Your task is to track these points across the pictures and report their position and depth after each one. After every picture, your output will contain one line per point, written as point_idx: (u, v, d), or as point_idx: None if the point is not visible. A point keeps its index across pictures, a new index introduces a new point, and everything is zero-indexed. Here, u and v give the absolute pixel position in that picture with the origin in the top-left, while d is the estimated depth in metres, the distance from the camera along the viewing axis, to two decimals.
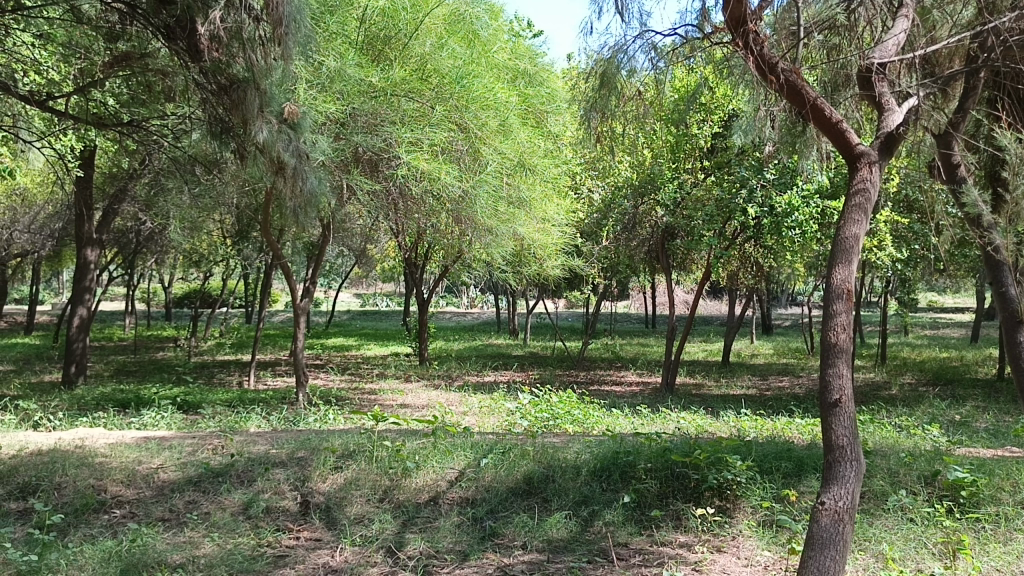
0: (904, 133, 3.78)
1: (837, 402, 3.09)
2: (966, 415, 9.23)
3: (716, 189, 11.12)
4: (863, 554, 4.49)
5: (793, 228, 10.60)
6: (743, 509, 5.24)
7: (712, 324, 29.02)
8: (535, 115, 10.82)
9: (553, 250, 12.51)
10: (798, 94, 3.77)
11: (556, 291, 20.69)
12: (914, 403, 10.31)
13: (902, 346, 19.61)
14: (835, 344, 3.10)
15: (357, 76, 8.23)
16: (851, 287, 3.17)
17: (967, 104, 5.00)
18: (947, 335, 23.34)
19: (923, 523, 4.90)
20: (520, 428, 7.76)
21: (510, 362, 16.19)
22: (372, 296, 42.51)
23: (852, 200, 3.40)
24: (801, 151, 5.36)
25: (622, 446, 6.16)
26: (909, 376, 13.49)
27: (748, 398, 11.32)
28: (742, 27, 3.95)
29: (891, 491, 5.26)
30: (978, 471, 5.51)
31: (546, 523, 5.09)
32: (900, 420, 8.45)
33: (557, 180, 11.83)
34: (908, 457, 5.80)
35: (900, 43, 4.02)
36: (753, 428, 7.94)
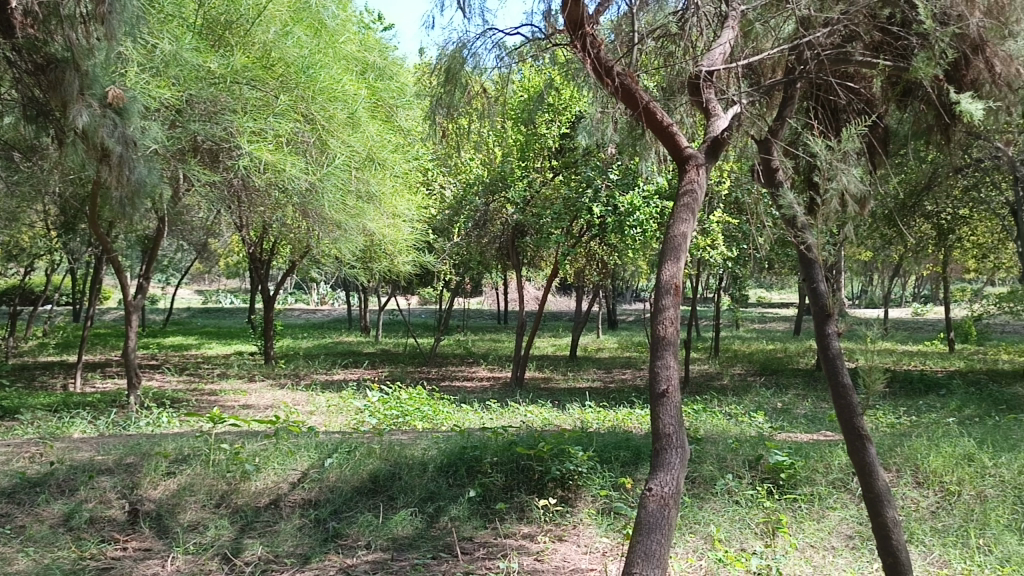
0: (728, 139, 4.01)
1: (665, 392, 3.20)
2: (787, 402, 9.95)
3: (564, 187, 11.43)
4: (693, 537, 4.77)
5: (634, 228, 10.97)
6: (584, 498, 5.41)
7: (561, 320, 29.76)
8: (384, 109, 10.69)
9: (404, 246, 12.39)
10: (632, 98, 3.90)
11: (408, 288, 20.52)
12: (744, 393, 10.97)
13: (734, 339, 20.85)
14: (664, 336, 3.23)
15: (194, 61, 7.80)
16: (679, 282, 3.32)
17: (786, 112, 4.65)
18: (772, 330, 25.06)
19: (747, 505, 5.23)
20: (367, 426, 7.64)
21: (360, 360, 15.93)
22: (216, 293, 40.57)
23: (681, 200, 3.57)
24: (641, 153, 5.57)
25: (469, 441, 6.20)
26: (739, 368, 14.35)
27: (593, 391, 11.67)
28: (580, 30, 4.03)
29: (718, 476, 5.58)
30: (796, 455, 5.90)
31: (390, 522, 5.04)
32: (730, 408, 8.94)
33: (407, 174, 11.72)
34: (735, 443, 6.18)
35: (726, 52, 4.27)
36: (596, 419, 8.17)
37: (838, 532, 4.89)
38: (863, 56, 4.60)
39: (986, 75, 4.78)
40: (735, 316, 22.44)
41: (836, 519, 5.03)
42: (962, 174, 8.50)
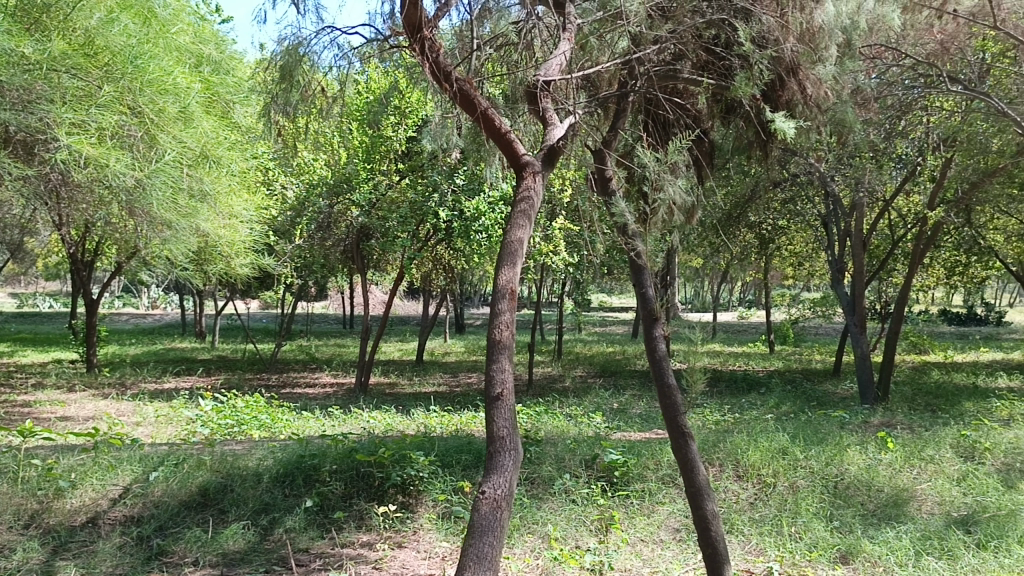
0: (563, 148, 4.13)
1: (499, 395, 3.17)
2: (624, 402, 10.35)
3: (410, 191, 11.37)
4: (531, 537, 4.87)
5: (480, 232, 11.20)
6: (424, 504, 5.39)
7: (407, 324, 29.58)
8: (220, 104, 10.23)
9: (242, 248, 11.91)
10: (471, 104, 3.92)
11: (247, 292, 19.75)
12: (584, 394, 11.31)
13: (575, 342, 21.49)
14: (500, 340, 3.24)
15: (4, 44, 7.15)
16: (514, 287, 3.37)
17: (619, 123, 4.83)
18: (611, 333, 26.04)
19: (583, 503, 5.39)
20: (198, 436, 7.27)
21: (195, 367, 15.16)
22: (31, 296, 37.41)
23: (517, 206, 3.63)
24: (485, 159, 5.62)
25: (307, 449, 6.03)
26: (580, 370, 14.80)
27: (438, 395, 11.67)
28: (418, 33, 3.98)
29: (556, 476, 5.73)
30: (629, 453, 6.16)
31: (221, 536, 4.81)
32: (570, 410, 9.18)
33: (244, 173, 11.27)
34: (572, 443, 6.37)
35: (562, 63, 4.37)
36: (439, 423, 8.18)
37: (667, 525, 5.12)
38: (690, 74, 4.92)
39: (799, 96, 5.11)
40: (577, 320, 23.14)
41: (665, 513, 5.27)
42: (781, 188, 9.14)
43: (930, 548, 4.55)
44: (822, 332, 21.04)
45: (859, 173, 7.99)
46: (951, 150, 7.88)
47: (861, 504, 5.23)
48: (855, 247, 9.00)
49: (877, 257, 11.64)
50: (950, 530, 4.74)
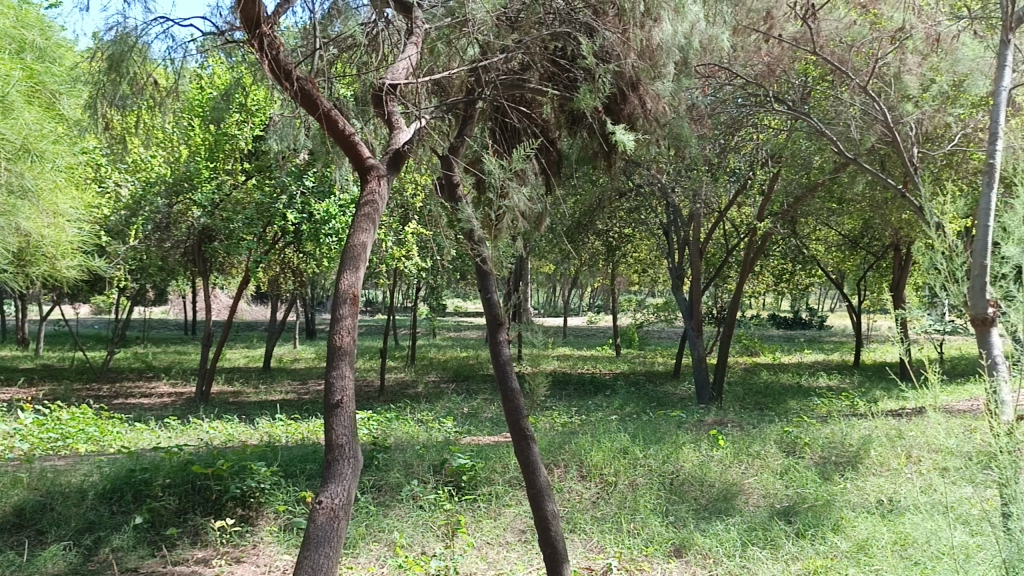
0: (410, 152, 4.12)
1: (339, 402, 3.08)
2: (475, 406, 10.42)
3: (257, 192, 10.95)
4: (376, 546, 4.81)
5: (330, 235, 11.08)
6: (265, 516, 5.21)
7: (256, 330, 28.59)
8: (45, 94, 9.51)
9: (70, 248, 11.12)
10: (313, 104, 3.81)
11: (77, 296, 18.46)
12: (436, 399, 11.31)
13: (430, 347, 21.45)
14: (341, 346, 3.14)
15: None
16: (357, 292, 3.29)
17: (466, 129, 4.79)
18: (465, 337, 26.21)
19: (430, 509, 5.37)
20: (14, 452, 6.72)
21: (15, 376, 14.01)
22: None
23: (362, 209, 3.57)
24: (333, 161, 5.51)
25: (138, 463, 5.70)
26: (433, 375, 14.78)
27: (286, 403, 11.33)
28: (257, 29, 3.76)
29: (404, 482, 5.70)
30: (477, 457, 6.22)
31: (38, 559, 4.44)
32: (421, 415, 9.14)
33: (73, 168, 10.53)
34: (421, 449, 6.36)
35: (408, 67, 4.36)
36: (284, 432, 7.94)
37: (513, 527, 5.18)
38: (536, 83, 5.03)
39: (638, 110, 5.35)
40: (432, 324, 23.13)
41: (511, 515, 5.32)
42: (626, 198, 9.49)
43: (756, 539, 4.84)
44: (665, 335, 22.00)
45: (697, 185, 8.42)
46: (777, 166, 8.45)
47: (695, 499, 5.50)
48: (694, 255, 9.47)
49: (714, 264, 12.32)
50: (773, 521, 5.06)
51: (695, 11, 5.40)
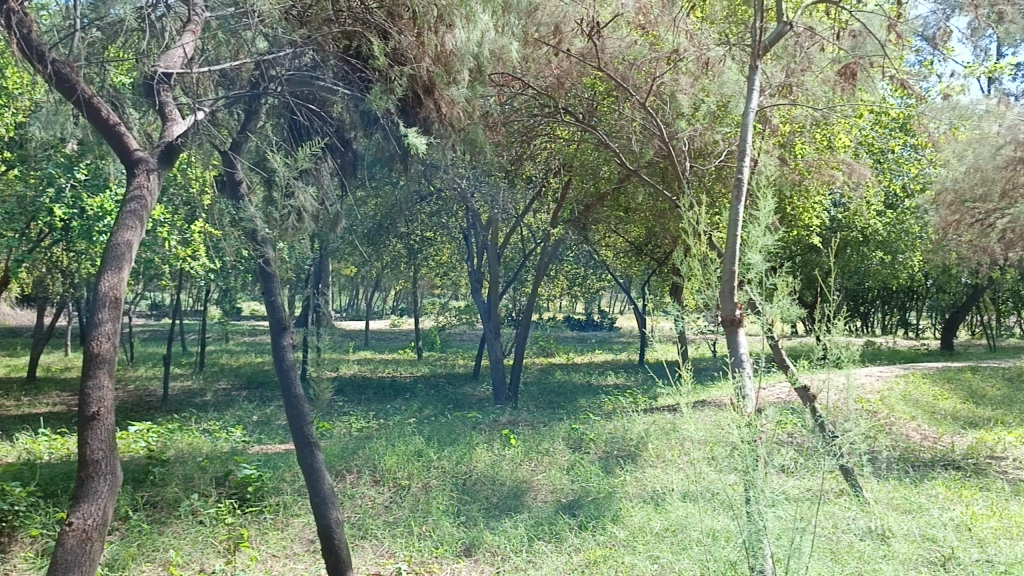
0: (185, 147, 3.90)
1: (95, 414, 2.88)
2: (267, 413, 10.03)
3: (18, 183, 9.88)
4: (149, 566, 4.49)
5: (103, 232, 10.27)
6: (19, 540, 4.74)
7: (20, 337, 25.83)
8: None
9: None
10: (70, 89, 3.49)
11: None
12: (225, 407, 10.76)
13: (222, 352, 20.40)
14: (98, 354, 2.91)
15: None
16: (118, 295, 3.04)
17: (249, 127, 4.63)
18: (260, 342, 25.15)
19: (211, 523, 5.10)
20: None
21: None
22: None
23: (127, 206, 3.32)
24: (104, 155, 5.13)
25: None
26: (223, 382, 14.06)
27: (52, 416, 10.34)
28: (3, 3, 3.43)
29: (183, 497, 5.40)
30: (264, 467, 6.01)
31: None
32: (207, 424, 8.65)
33: None
34: (204, 460, 6.05)
35: (184, 56, 4.12)
36: (45, 448, 7.24)
37: (301, 538, 5.00)
38: (326, 82, 4.90)
39: (434, 115, 5.48)
40: (224, 329, 22.03)
41: (299, 526, 5.15)
42: (424, 202, 9.48)
43: (541, 533, 5.00)
44: (466, 338, 22.28)
45: (494, 190, 8.63)
46: (568, 175, 8.80)
47: (486, 498, 5.60)
48: (492, 259, 9.69)
49: (512, 268, 12.66)
50: (557, 515, 5.26)
51: (485, 21, 5.58)
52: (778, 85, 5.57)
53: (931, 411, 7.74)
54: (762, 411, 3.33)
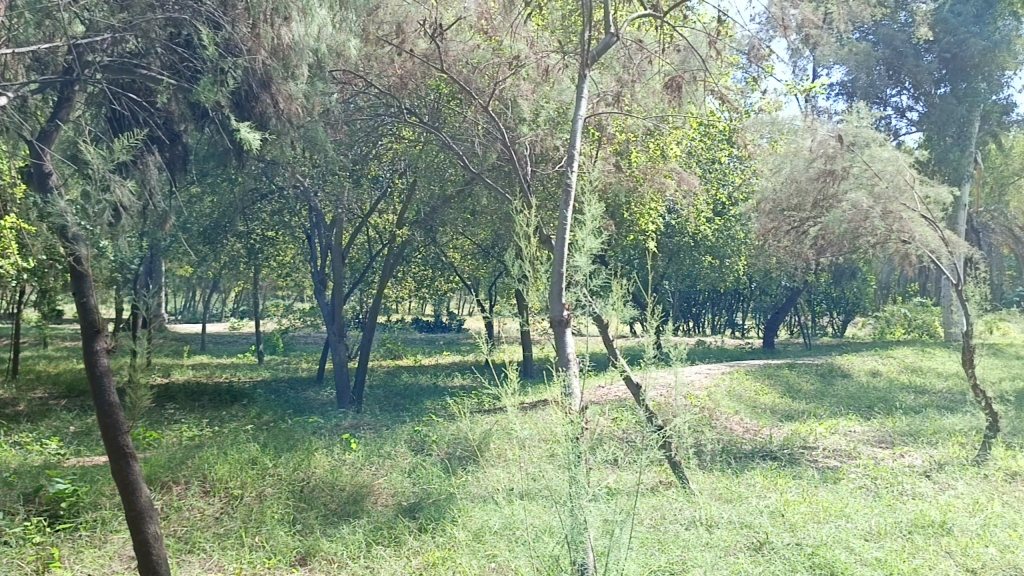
0: None
1: None
2: (88, 424, 9.36)
3: None
4: None
5: None
6: None
7: None
8: None
9: None
10: None
11: None
12: (41, 418, 9.95)
13: (40, 359, 18.86)
14: None
15: None
16: None
17: (61, 114, 4.26)
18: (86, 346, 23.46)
19: (17, 544, 4.69)
20: None
21: None
22: None
23: None
24: None
25: None
26: (41, 390, 13.00)
27: None
28: None
29: None
30: (81, 481, 5.61)
31: None
32: (17, 437, 7.96)
33: None
34: (11, 476, 5.58)
35: None
36: None
37: (120, 555, 4.68)
38: (148, 70, 4.63)
39: (271, 109, 5.33)
40: (42, 333, 20.39)
41: (118, 542, 4.82)
42: (264, 200, 9.15)
43: (380, 538, 4.92)
44: (310, 341, 21.65)
45: (338, 190, 8.47)
46: (415, 176, 8.86)
47: (324, 505, 5.45)
48: (336, 260, 9.50)
49: (358, 269, 12.46)
50: (397, 518, 5.20)
51: (322, 17, 5.48)
52: (613, 95, 5.79)
53: (753, 405, 8.26)
54: (587, 409, 3.45)
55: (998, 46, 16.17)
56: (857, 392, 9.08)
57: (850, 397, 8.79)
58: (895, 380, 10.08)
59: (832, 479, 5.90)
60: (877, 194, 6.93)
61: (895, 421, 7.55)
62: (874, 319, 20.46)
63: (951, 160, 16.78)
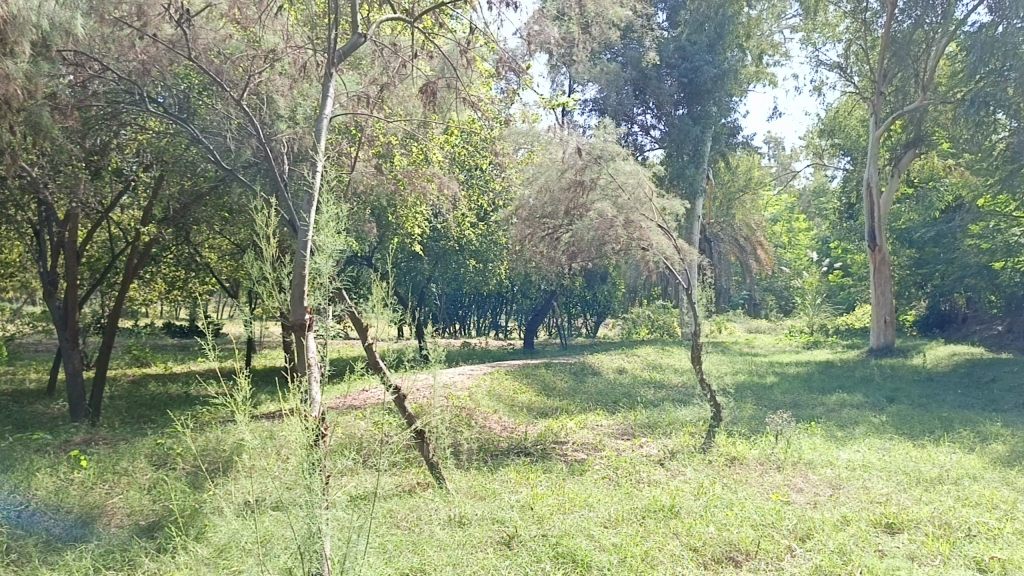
0: None
1: None
2: None
3: None
4: None
5: None
6: None
7: None
8: None
9: None
10: None
11: None
12: None
13: None
14: None
15: None
16: None
17: None
18: None
19: None
20: None
21: None
22: None
23: None
24: None
25: None
26: None
27: None
28: None
29: None
30: None
31: None
32: None
33: None
34: None
35: None
36: None
37: None
38: None
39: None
40: None
41: None
42: None
43: (111, 562, 4.49)
44: (40, 349, 19.44)
45: (72, 181, 7.72)
46: (161, 170, 8.42)
47: (46, 531, 4.91)
48: (71, 259, 8.64)
49: (98, 270, 11.44)
50: (132, 540, 4.78)
51: None
52: (372, 97, 5.74)
53: (511, 404, 8.56)
54: (325, 415, 3.41)
55: (725, 74, 18.05)
56: (605, 389, 9.72)
57: (598, 394, 9.37)
58: (638, 376, 10.93)
59: (578, 471, 6.27)
60: (621, 204, 7.52)
61: (636, 415, 8.18)
62: (623, 320, 22.02)
63: (687, 177, 18.73)
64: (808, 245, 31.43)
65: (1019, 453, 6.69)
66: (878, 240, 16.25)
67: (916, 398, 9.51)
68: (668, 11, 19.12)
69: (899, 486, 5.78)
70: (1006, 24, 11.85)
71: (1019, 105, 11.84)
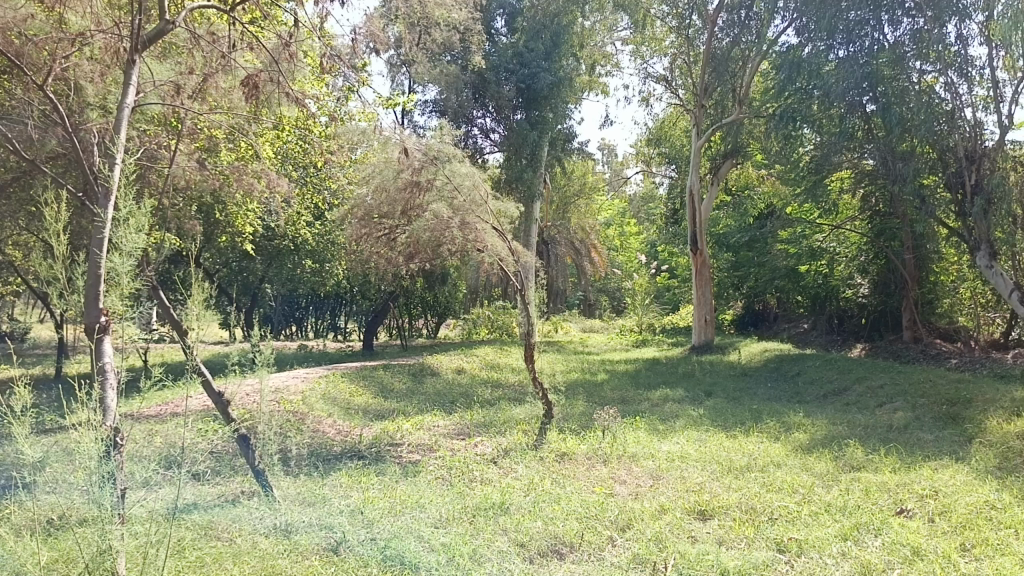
0: None
1: None
2: None
3: None
4: None
5: None
6: None
7: None
8: None
9: None
10: None
11: None
12: None
13: None
14: None
15: None
16: None
17: None
18: None
19: None
20: None
21: None
22: None
23: None
24: None
25: None
26: None
27: None
28: None
29: None
30: None
31: None
32: None
33: None
34: None
35: None
36: None
37: None
38: None
39: None
40: None
41: None
42: None
43: None
44: None
45: None
46: None
47: None
48: None
49: None
50: None
51: None
52: (193, 87, 5.48)
53: (346, 408, 8.41)
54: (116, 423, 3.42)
55: (561, 82, 18.55)
56: (443, 389, 9.75)
57: (436, 394, 9.40)
58: (475, 376, 11.06)
59: (412, 473, 6.23)
60: (456, 206, 7.65)
61: (472, 414, 8.26)
62: (464, 320, 22.18)
63: (526, 180, 19.15)
64: (639, 248, 32.78)
65: (817, 440, 7.30)
66: (700, 244, 17.25)
67: (731, 392, 10.17)
68: (505, 16, 19.25)
69: (713, 474, 6.15)
70: (812, 46, 12.85)
71: (821, 122, 12.83)
